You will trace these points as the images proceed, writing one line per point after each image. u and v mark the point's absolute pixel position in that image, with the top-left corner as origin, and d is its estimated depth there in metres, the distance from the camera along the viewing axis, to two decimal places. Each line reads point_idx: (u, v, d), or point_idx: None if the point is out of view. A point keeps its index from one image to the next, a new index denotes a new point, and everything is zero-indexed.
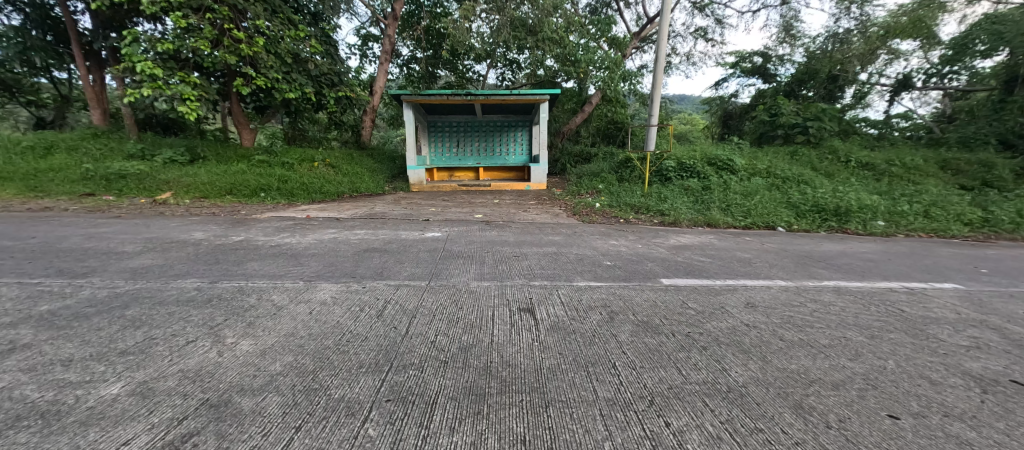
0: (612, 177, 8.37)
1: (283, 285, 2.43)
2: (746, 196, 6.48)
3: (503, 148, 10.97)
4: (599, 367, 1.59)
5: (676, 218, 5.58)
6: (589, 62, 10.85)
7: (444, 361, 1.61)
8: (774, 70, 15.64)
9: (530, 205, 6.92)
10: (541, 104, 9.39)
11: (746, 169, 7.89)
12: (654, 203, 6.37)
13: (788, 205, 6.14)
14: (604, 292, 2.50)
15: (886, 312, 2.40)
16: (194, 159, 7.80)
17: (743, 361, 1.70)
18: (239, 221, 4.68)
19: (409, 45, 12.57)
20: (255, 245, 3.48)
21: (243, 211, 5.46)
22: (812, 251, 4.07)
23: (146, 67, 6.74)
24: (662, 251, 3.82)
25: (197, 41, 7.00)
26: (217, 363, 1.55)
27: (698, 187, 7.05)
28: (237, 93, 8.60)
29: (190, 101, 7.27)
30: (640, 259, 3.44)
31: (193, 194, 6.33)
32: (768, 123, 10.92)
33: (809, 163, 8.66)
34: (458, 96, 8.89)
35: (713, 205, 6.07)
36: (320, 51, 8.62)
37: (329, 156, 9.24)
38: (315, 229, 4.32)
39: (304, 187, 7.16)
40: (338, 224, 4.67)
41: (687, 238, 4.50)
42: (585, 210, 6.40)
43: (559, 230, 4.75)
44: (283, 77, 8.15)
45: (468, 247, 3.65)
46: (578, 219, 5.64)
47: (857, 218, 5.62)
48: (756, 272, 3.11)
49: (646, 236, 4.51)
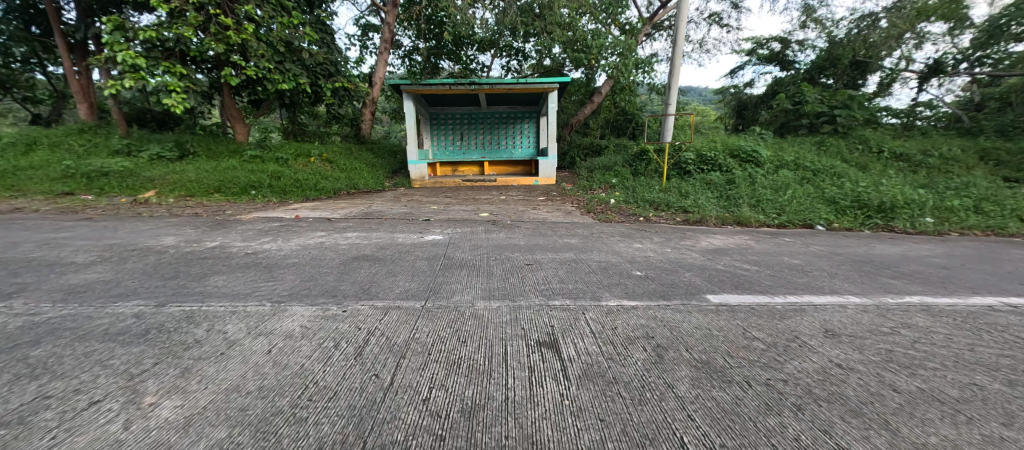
0: (626, 170, 7.84)
1: (244, 309, 1.96)
2: (777, 190, 5.93)
3: (509, 140, 10.42)
4: (663, 449, 1.09)
5: (702, 216, 5.05)
6: (600, 48, 10.17)
7: (440, 435, 1.13)
8: (793, 57, 14.90)
9: (539, 202, 6.42)
10: (550, 93, 8.80)
11: (772, 161, 7.31)
12: (675, 199, 5.89)
13: (825, 200, 5.58)
14: (643, 317, 1.99)
15: (1003, 341, 1.88)
16: (183, 155, 7.37)
17: (864, 432, 1.20)
18: (220, 223, 4.22)
19: (410, 35, 12.04)
20: (227, 253, 3.01)
21: (229, 211, 5.01)
22: (868, 255, 3.53)
23: (128, 57, 6.31)
24: (697, 256, 3.31)
25: (183, 29, 6.54)
26: (113, 444, 1.07)
27: (722, 181, 6.51)
28: (229, 86, 8.13)
29: (176, 93, 6.79)
30: (675, 268, 2.93)
31: (178, 192, 5.90)
32: (791, 112, 10.25)
33: (837, 154, 8.05)
34: (462, 85, 8.35)
35: (741, 201, 5.54)
36: (315, 40, 8.11)
37: (326, 151, 8.77)
38: (301, 232, 3.85)
39: (298, 184, 6.72)
40: (329, 226, 4.19)
41: (721, 240, 3.97)
42: (600, 207, 5.91)
43: (575, 231, 4.25)
44: (275, 67, 7.65)
45: (473, 253, 3.17)
46: (594, 218, 5.16)
47: (904, 215, 5.06)
48: (818, 285, 2.59)
49: (674, 237, 4.00)
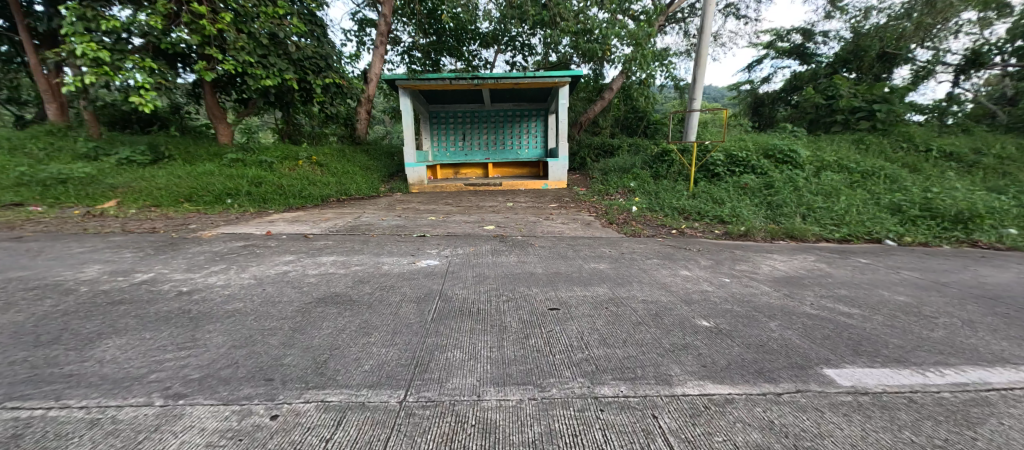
0: (646, 173, 7.08)
1: (114, 419, 1.21)
2: (826, 196, 5.15)
3: (514, 140, 9.67)
4: None
5: (747, 229, 4.29)
6: (614, 37, 9.24)
7: None
8: (814, 50, 14.07)
9: (551, 210, 5.68)
10: (560, 88, 8.02)
11: (811, 162, 6.51)
12: (708, 208, 5.15)
13: (885, 207, 4.79)
14: (756, 425, 1.23)
15: None
16: (157, 159, 6.70)
17: None
18: (172, 243, 3.49)
19: (409, 30, 11.39)
20: (152, 293, 2.28)
21: (192, 226, 4.29)
22: (985, 286, 2.74)
23: (88, 49, 5.61)
24: (769, 290, 2.55)
25: (151, 19, 5.86)
26: None
27: (758, 185, 5.74)
28: (210, 82, 7.43)
29: (145, 90, 6.09)
30: (749, 311, 2.17)
31: (142, 202, 5.21)
32: (822, 108, 9.41)
33: (880, 153, 7.24)
34: (463, 80, 7.59)
35: (788, 209, 4.77)
36: (303, 32, 7.38)
37: (316, 153, 8.03)
38: (264, 256, 3.11)
39: (281, 191, 6.01)
40: (304, 246, 3.47)
41: (786, 264, 3.20)
42: (622, 216, 5.18)
43: (601, 250, 3.50)
44: (258, 61, 6.93)
45: (477, 288, 2.42)
46: (618, 230, 4.44)
47: (989, 226, 4.24)
48: (970, 347, 1.81)
49: (726, 260, 3.24)
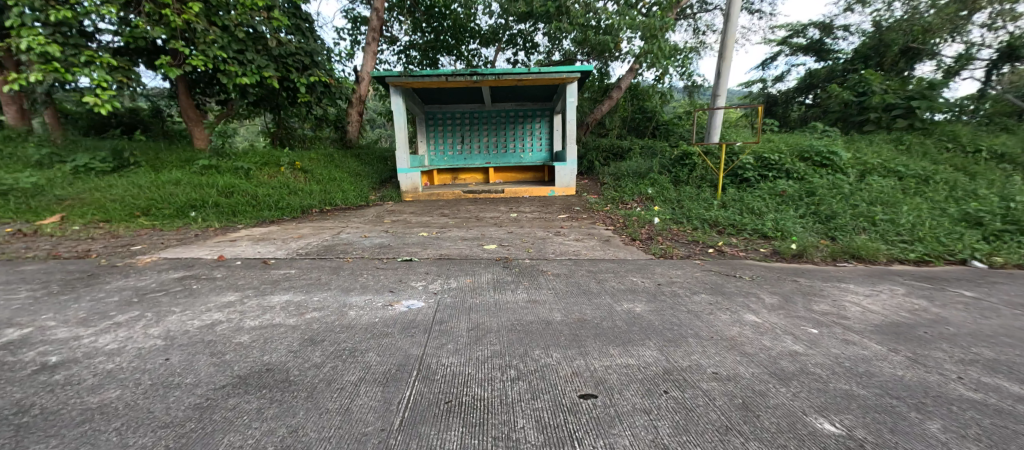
0: (664, 178, 6.37)
1: None
2: (883, 205, 4.40)
3: (517, 143, 8.97)
4: None
5: (801, 247, 3.55)
6: (627, 27, 8.38)
7: None
8: (832, 45, 13.35)
9: (561, 222, 4.99)
10: (567, 86, 7.30)
11: (853, 165, 5.78)
12: (745, 220, 4.42)
13: (962, 221, 4.03)
14: None
15: None
16: (121, 166, 6.03)
17: None
18: (93, 274, 2.79)
19: (405, 28, 10.78)
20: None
21: (135, 248, 3.59)
22: None
23: (35, 42, 4.91)
24: (884, 351, 1.81)
25: (107, 7, 5.19)
26: None
27: (798, 192, 5.02)
28: (183, 82, 6.73)
29: (102, 89, 5.39)
30: (885, 398, 1.43)
31: (90, 217, 4.52)
32: (853, 105, 8.67)
33: (924, 155, 6.49)
34: (461, 77, 6.87)
35: (844, 223, 4.02)
36: (284, 25, 6.69)
37: (300, 158, 7.33)
38: (199, 295, 2.40)
39: (254, 202, 5.30)
40: (257, 278, 2.75)
41: (876, 302, 2.46)
42: (645, 230, 4.47)
43: (631, 281, 2.75)
44: (233, 56, 6.24)
45: (473, 355, 1.69)
46: (644, 249, 3.72)
47: None
48: None
49: (798, 297, 2.50)
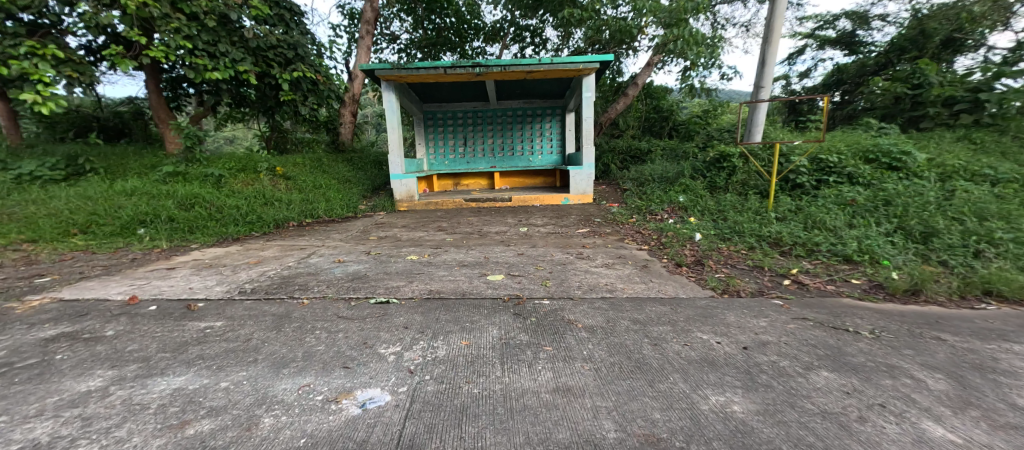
0: (698, 183, 5.47)
1: None
2: (994, 219, 3.47)
3: (524, 144, 8.12)
4: None
5: (918, 280, 2.62)
6: (653, 13, 7.47)
7: None
8: (863, 37, 12.38)
9: (581, 239, 4.12)
10: (582, 79, 6.43)
11: (928, 167, 4.84)
12: (817, 238, 3.50)
13: None
14: None
15: None
16: (75, 173, 5.28)
17: None
18: None
19: (404, 22, 10.02)
20: None
21: (36, 282, 2.77)
22: None
23: None
24: None
25: None
26: None
27: (872, 201, 4.10)
28: (150, 77, 5.98)
29: (43, 84, 4.62)
30: None
31: (11, 235, 3.73)
32: (904, 99, 7.67)
33: (1005, 155, 5.51)
34: (462, 68, 6.03)
35: (955, 244, 3.09)
36: (263, 14, 5.95)
37: (283, 163, 6.55)
38: (48, 378, 1.55)
39: (217, 216, 4.50)
40: (159, 336, 1.90)
41: None
42: (689, 250, 3.57)
43: (704, 344, 1.86)
44: (202, 47, 5.49)
45: None
46: (700, 282, 2.81)
47: None
48: None
49: (978, 380, 1.59)
